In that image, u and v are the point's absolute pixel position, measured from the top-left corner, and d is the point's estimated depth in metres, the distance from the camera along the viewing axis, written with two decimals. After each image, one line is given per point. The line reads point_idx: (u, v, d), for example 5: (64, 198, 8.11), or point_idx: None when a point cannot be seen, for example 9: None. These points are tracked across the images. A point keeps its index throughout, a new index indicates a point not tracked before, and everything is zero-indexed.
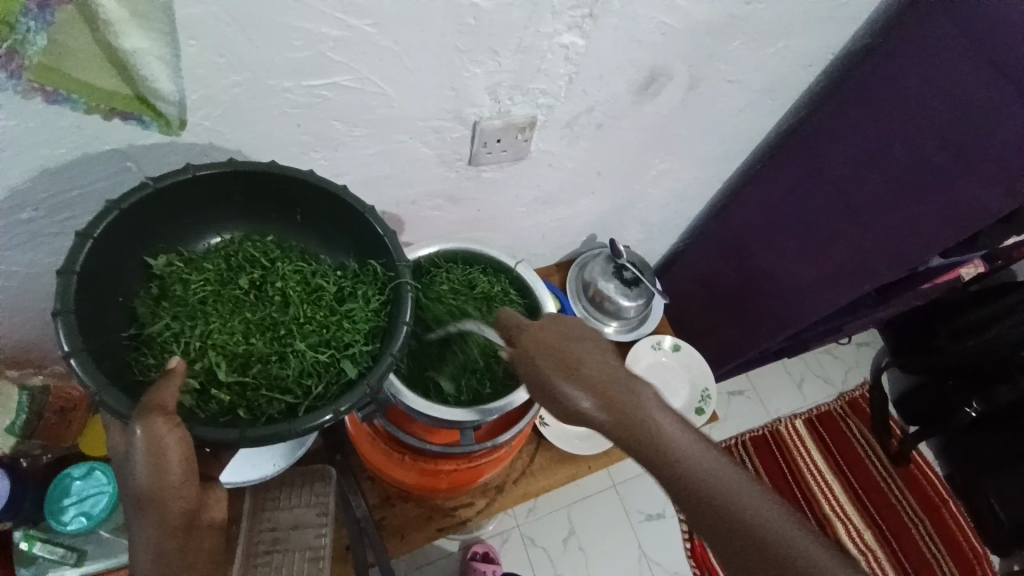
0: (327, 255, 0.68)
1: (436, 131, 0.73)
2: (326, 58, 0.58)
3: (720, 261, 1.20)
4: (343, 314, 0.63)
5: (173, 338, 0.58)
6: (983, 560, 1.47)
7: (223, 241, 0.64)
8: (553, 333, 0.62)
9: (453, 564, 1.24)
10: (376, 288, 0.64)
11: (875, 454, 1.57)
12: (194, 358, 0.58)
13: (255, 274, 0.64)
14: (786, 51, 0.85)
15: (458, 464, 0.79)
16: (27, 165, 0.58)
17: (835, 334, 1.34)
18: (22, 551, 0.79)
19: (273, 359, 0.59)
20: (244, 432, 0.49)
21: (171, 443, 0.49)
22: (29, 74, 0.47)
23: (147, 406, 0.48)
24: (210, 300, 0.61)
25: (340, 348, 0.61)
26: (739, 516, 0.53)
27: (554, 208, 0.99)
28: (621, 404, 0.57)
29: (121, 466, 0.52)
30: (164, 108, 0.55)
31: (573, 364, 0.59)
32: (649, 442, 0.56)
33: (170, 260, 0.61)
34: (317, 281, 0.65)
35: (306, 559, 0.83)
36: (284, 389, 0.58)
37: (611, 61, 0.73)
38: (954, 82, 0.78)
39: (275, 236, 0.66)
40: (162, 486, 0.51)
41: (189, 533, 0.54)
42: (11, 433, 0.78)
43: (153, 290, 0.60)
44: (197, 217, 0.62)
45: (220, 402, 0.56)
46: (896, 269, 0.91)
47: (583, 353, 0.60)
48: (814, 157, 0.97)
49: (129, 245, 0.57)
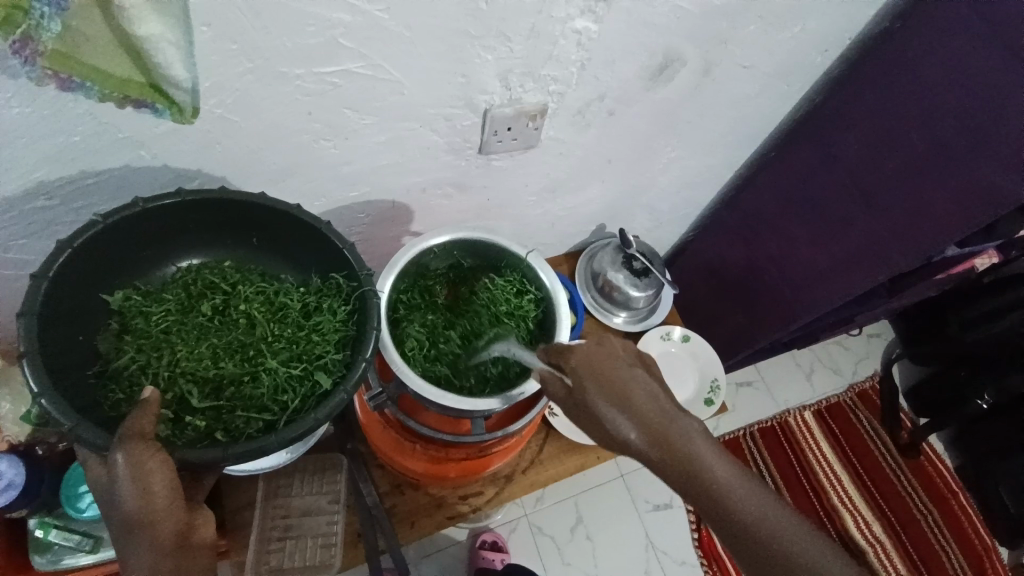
0: (288, 274, 0.69)
1: (447, 119, 0.72)
2: (338, 44, 0.58)
3: (732, 250, 1.18)
4: (311, 328, 0.65)
5: (141, 370, 0.60)
6: (993, 553, 1.46)
7: (182, 270, 0.66)
8: (601, 355, 0.62)
9: (461, 551, 1.26)
10: (340, 300, 0.65)
11: (885, 446, 1.56)
12: (164, 388, 0.59)
13: (217, 299, 0.65)
14: (799, 35, 0.83)
15: (468, 451, 0.80)
16: (37, 153, 0.58)
17: (845, 325, 1.33)
18: (38, 538, 0.81)
19: (245, 380, 0.61)
20: (228, 449, 0.50)
21: (156, 468, 0.49)
22: (43, 60, 0.47)
23: (125, 433, 0.49)
24: (173, 330, 0.63)
25: (312, 360, 0.63)
26: (692, 466, 0.56)
27: (564, 196, 0.98)
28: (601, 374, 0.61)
29: (105, 497, 0.50)
30: (178, 96, 0.55)
31: (620, 394, 0.59)
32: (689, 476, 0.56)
33: (128, 294, 0.62)
34: (280, 299, 0.66)
35: (319, 545, 0.86)
36: (260, 408, 0.60)
37: (623, 47, 0.72)
38: (923, 101, 0.82)
39: (233, 261, 0.68)
40: (149, 509, 0.49)
41: (184, 552, 0.52)
42: (27, 421, 0.77)
43: (113, 326, 0.61)
44: (153, 251, 0.63)
45: (195, 427, 0.57)
46: (911, 255, 0.89)
47: (618, 370, 0.61)
48: (804, 163, 0.99)
49: (86, 286, 0.58)
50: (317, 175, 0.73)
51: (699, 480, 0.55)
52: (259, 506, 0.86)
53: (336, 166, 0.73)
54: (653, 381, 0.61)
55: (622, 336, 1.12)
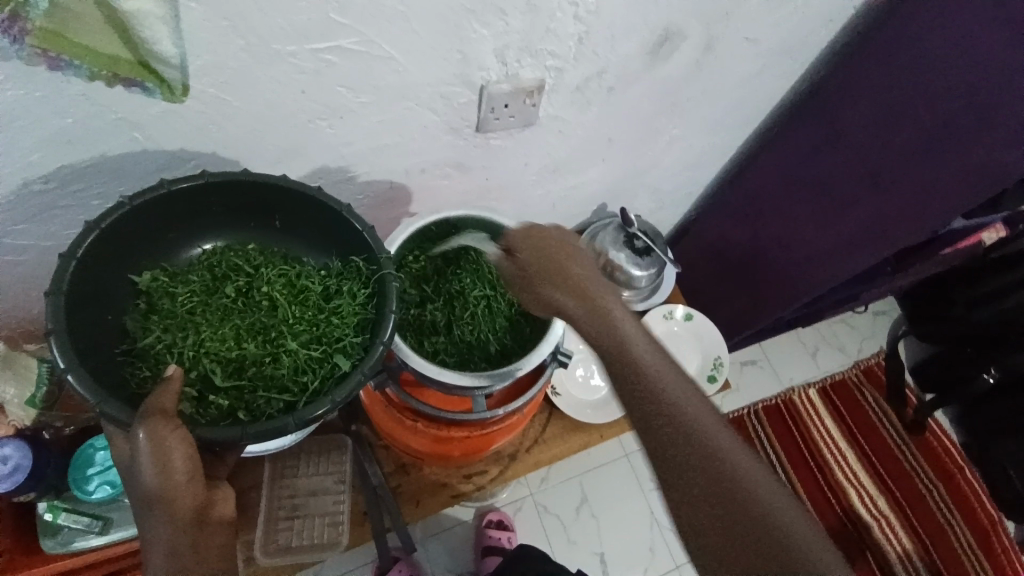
0: (310, 257, 0.69)
1: (443, 98, 0.72)
2: (332, 22, 0.57)
3: (736, 229, 1.17)
4: (331, 310, 0.65)
5: (167, 349, 0.60)
6: (1000, 528, 1.47)
7: (207, 252, 0.66)
8: (549, 246, 0.75)
9: (467, 531, 1.28)
10: (360, 283, 0.65)
11: (890, 422, 1.56)
12: (188, 367, 0.60)
13: (240, 281, 0.65)
14: (805, 3, 0.81)
15: (470, 431, 0.80)
16: (32, 137, 0.57)
17: (850, 303, 1.32)
18: (47, 521, 0.82)
19: (266, 361, 0.61)
20: (246, 428, 0.50)
21: (176, 445, 0.49)
22: (32, 39, 0.48)
23: (147, 411, 0.49)
24: (198, 310, 0.63)
25: (331, 343, 0.63)
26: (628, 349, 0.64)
27: (564, 175, 0.97)
28: (543, 256, 0.74)
29: (128, 470, 0.51)
30: (167, 73, 0.55)
31: (559, 271, 0.72)
32: (613, 343, 0.65)
33: (155, 275, 0.62)
34: (302, 282, 0.66)
35: (326, 524, 0.87)
36: (281, 388, 0.60)
37: (622, 20, 0.71)
38: (930, 76, 0.80)
39: (256, 244, 0.68)
40: (167, 485, 0.50)
41: (200, 528, 0.53)
42: (32, 405, 0.78)
43: (141, 306, 0.61)
44: (176, 232, 0.63)
45: (219, 406, 0.58)
46: (916, 233, 0.90)
47: (580, 272, 0.73)
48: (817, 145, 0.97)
49: (111, 267, 0.58)
50: (314, 157, 0.73)
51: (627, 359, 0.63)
52: (266, 487, 0.86)
53: (334, 147, 0.72)
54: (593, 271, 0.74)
55: None
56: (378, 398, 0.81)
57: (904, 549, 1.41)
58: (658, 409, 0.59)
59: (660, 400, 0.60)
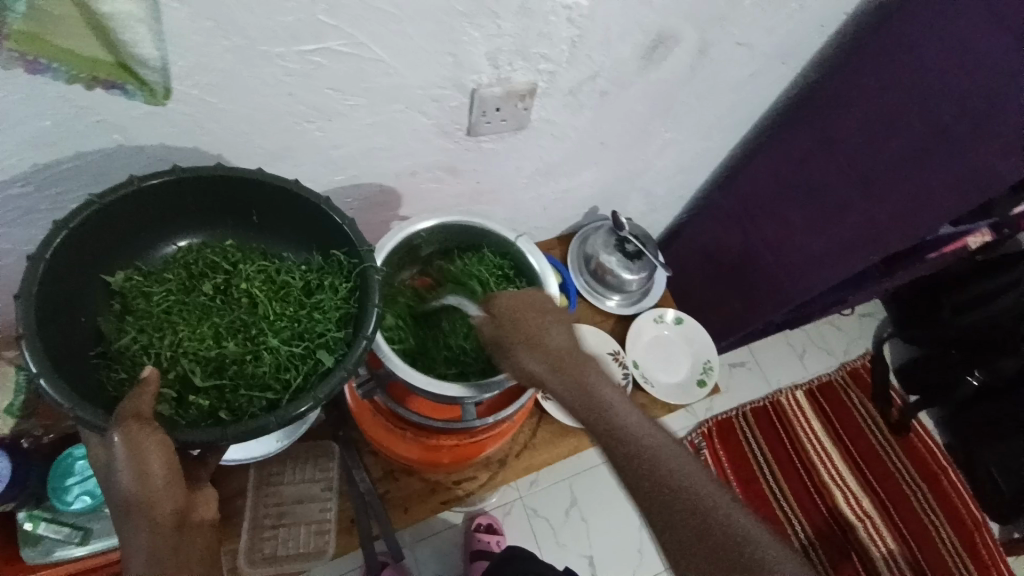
0: (289, 252, 0.68)
1: (436, 100, 0.70)
2: (321, 24, 0.56)
3: (726, 230, 1.17)
4: (313, 305, 0.64)
5: (143, 350, 0.58)
6: (983, 529, 1.49)
7: (182, 249, 0.64)
8: (527, 306, 0.65)
9: (457, 534, 1.27)
10: (343, 277, 0.64)
11: (876, 424, 1.58)
12: (166, 368, 0.57)
13: (218, 278, 0.64)
14: (799, 9, 0.81)
15: (459, 439, 0.80)
16: (9, 139, 0.55)
17: (837, 306, 1.34)
18: (27, 531, 0.80)
19: (247, 359, 0.59)
20: (227, 429, 0.49)
21: (152, 446, 0.47)
22: (10, 42, 0.46)
23: (121, 414, 0.47)
24: (175, 309, 0.61)
25: (314, 338, 0.61)
26: (615, 426, 0.59)
27: (556, 178, 0.96)
28: (513, 324, 0.64)
29: (105, 477, 0.49)
30: (150, 76, 0.54)
31: (538, 341, 0.62)
32: (593, 415, 0.59)
33: (129, 274, 0.61)
34: (283, 277, 0.65)
35: (313, 531, 0.86)
36: (264, 386, 0.58)
37: (617, 24, 0.70)
38: (923, 84, 0.80)
39: (234, 240, 0.66)
40: (145, 490, 0.48)
41: (181, 536, 0.51)
42: (10, 413, 0.78)
43: (116, 306, 0.60)
44: (150, 229, 0.62)
45: (200, 406, 0.56)
46: (906, 240, 0.90)
47: (549, 334, 0.63)
48: (801, 148, 0.98)
49: (82, 267, 0.57)
50: (303, 160, 0.72)
51: (617, 437, 0.58)
52: (250, 495, 0.85)
53: (323, 149, 0.71)
54: (569, 330, 0.64)
55: (615, 320, 1.12)
56: (367, 406, 0.81)
57: (889, 550, 1.42)
58: (658, 494, 0.55)
59: (651, 475, 0.56)
